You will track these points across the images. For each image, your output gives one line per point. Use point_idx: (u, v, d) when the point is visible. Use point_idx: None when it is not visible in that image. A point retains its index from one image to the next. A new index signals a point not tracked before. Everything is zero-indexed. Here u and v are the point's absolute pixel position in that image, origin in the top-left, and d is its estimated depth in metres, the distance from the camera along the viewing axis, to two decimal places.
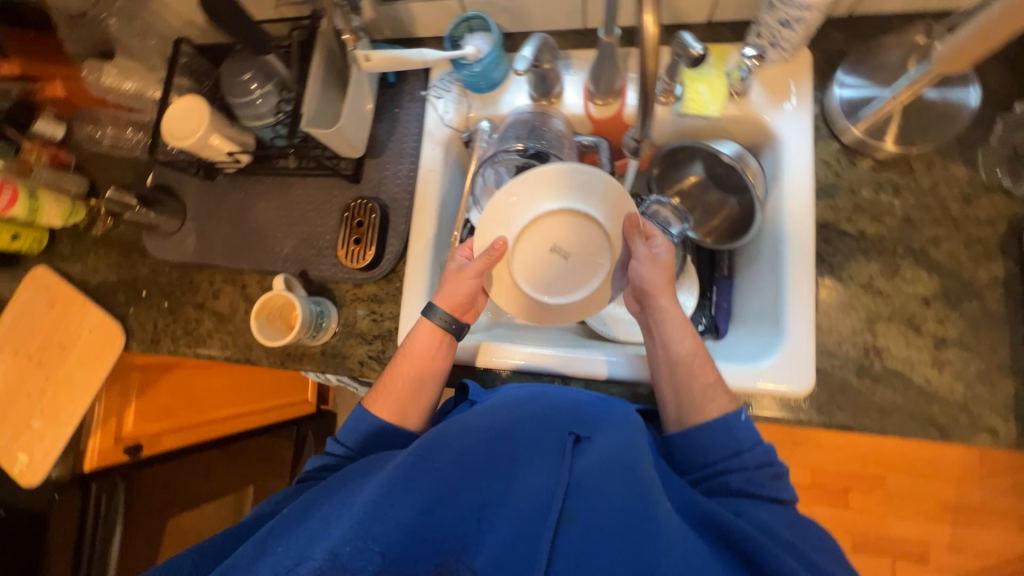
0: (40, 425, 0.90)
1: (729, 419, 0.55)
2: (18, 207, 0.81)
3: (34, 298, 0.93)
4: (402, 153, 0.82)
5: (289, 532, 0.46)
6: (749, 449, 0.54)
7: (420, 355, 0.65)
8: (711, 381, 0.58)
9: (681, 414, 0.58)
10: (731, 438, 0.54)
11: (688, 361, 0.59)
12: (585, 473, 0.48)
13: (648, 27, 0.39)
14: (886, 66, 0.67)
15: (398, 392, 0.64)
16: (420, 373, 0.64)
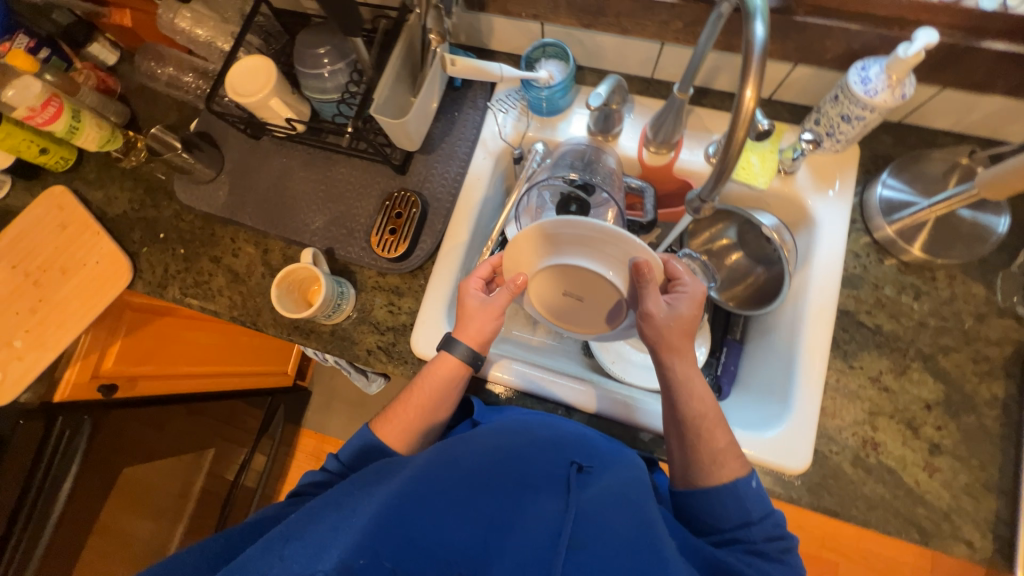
0: (22, 345, 0.86)
1: (740, 487, 0.56)
2: (59, 123, 0.80)
3: (44, 215, 0.90)
4: (453, 156, 0.83)
5: (298, 537, 0.46)
6: (759, 521, 0.55)
7: (436, 388, 0.65)
8: (720, 447, 0.58)
9: (689, 474, 0.59)
10: (738, 505, 0.55)
11: (696, 423, 0.59)
12: (589, 504, 0.51)
13: (746, 101, 0.41)
14: (927, 178, 0.71)
15: (407, 421, 0.63)
16: (432, 405, 0.64)
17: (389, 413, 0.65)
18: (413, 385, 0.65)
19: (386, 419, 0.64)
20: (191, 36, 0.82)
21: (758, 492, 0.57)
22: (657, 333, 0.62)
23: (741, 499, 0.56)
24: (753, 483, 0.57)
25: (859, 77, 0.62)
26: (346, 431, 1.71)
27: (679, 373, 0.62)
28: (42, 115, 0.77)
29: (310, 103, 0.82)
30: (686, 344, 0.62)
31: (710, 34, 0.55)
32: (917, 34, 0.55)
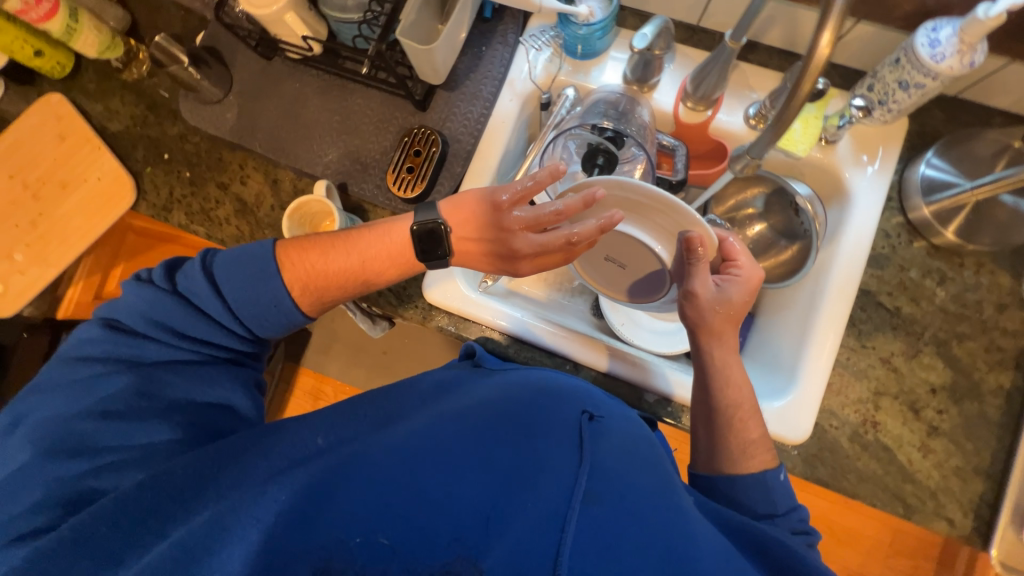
0: (24, 259, 0.84)
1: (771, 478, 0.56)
2: (55, 22, 0.73)
3: (41, 126, 0.85)
4: (478, 95, 0.78)
5: (291, 475, 0.46)
6: (784, 514, 0.55)
7: (372, 253, 0.61)
8: (753, 438, 0.59)
9: (714, 459, 0.60)
10: (767, 498, 0.55)
11: (731, 412, 0.60)
12: (602, 461, 0.52)
13: (821, 47, 0.37)
14: (973, 159, 0.68)
15: (321, 268, 0.58)
16: (360, 265, 0.61)
17: (301, 244, 0.59)
18: (349, 236, 0.62)
19: (295, 249, 0.58)
20: None
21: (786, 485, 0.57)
22: (700, 316, 0.62)
23: (770, 488, 0.56)
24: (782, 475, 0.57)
25: (927, 39, 0.58)
26: (345, 373, 1.74)
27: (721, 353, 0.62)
28: (36, 11, 0.72)
29: (327, 22, 0.76)
30: (728, 329, 0.62)
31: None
32: None
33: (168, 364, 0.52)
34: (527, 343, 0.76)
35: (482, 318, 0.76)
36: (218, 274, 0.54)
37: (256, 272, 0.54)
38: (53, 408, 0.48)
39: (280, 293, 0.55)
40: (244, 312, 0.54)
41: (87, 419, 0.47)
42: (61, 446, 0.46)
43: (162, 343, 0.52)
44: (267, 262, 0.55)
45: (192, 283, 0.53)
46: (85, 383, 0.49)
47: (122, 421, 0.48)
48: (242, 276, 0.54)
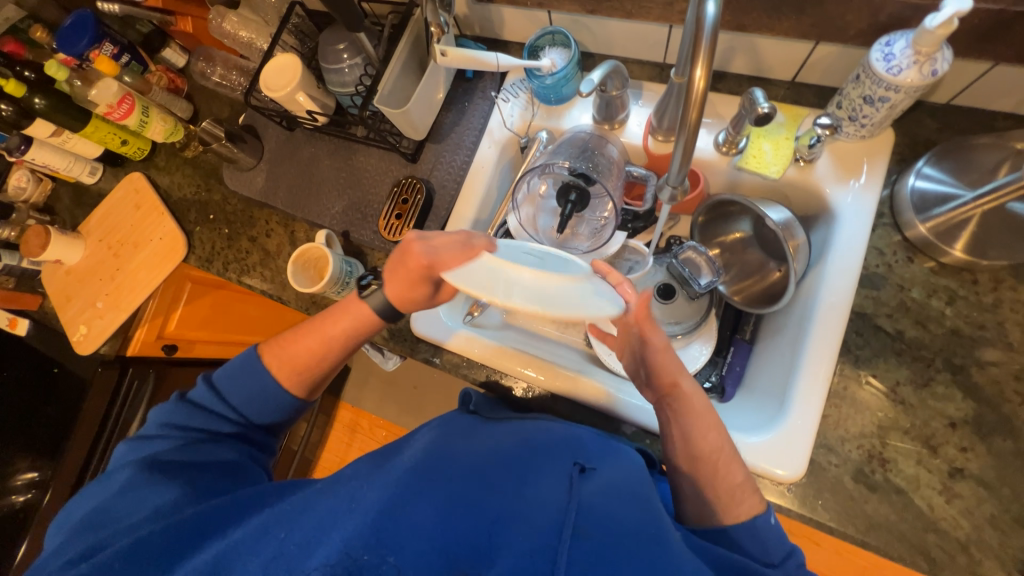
0: (103, 305, 1.02)
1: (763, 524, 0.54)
2: (132, 118, 0.93)
3: (125, 198, 1.06)
4: (461, 145, 0.86)
5: (293, 519, 0.51)
6: (779, 563, 0.52)
7: (331, 331, 0.72)
8: (737, 482, 0.57)
9: (703, 512, 0.57)
10: (759, 545, 0.52)
11: (711, 460, 0.58)
12: (589, 498, 0.53)
13: (697, 81, 0.40)
14: (975, 169, 0.62)
15: (295, 351, 0.70)
16: (328, 344, 0.71)
17: (280, 340, 0.72)
18: (312, 322, 0.73)
19: (274, 345, 0.72)
20: (237, 39, 0.92)
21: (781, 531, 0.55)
22: (654, 354, 0.64)
23: (760, 536, 0.53)
24: (772, 519, 0.55)
25: (881, 53, 0.56)
26: (379, 406, 1.84)
27: (685, 399, 0.62)
28: (118, 111, 0.91)
29: (334, 96, 0.89)
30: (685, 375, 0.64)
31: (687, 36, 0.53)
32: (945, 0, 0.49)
33: (179, 448, 0.63)
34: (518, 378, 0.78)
35: (464, 351, 0.79)
36: (224, 378, 0.69)
37: (250, 371, 0.68)
38: (93, 501, 0.59)
39: (270, 384, 0.68)
40: (244, 399, 0.68)
41: (121, 496, 0.58)
42: (101, 525, 0.57)
43: (180, 433, 0.65)
44: (252, 362, 0.69)
45: (206, 392, 0.68)
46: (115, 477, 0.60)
47: (142, 490, 0.58)
48: (235, 374, 0.69)
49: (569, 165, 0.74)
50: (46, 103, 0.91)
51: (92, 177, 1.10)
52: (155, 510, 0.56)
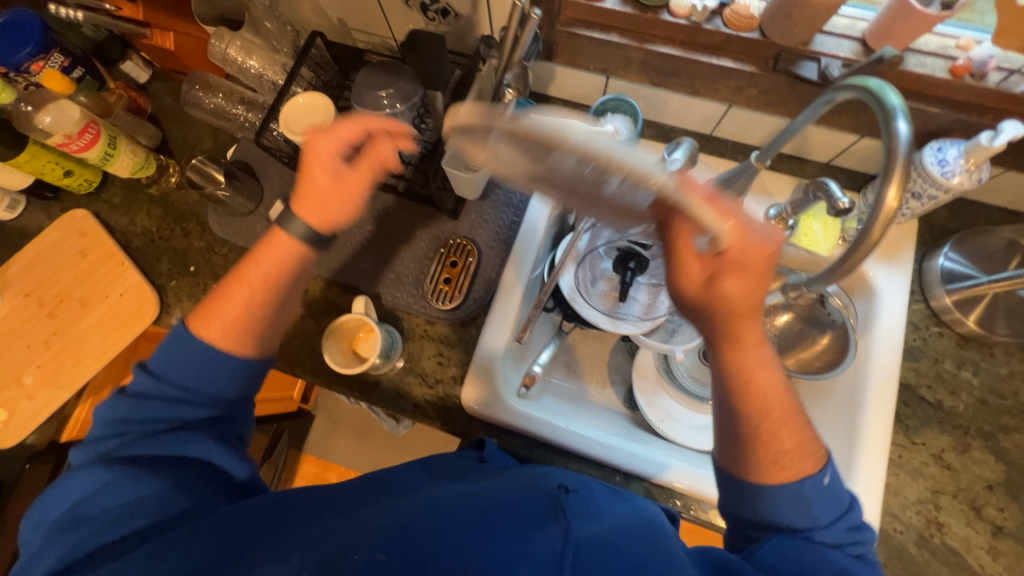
0: (33, 383, 0.79)
1: (807, 488, 0.50)
2: (94, 150, 0.74)
3: (65, 242, 0.84)
4: (509, 203, 0.81)
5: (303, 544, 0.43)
6: (825, 525, 0.50)
7: (262, 279, 0.58)
8: (785, 449, 0.52)
9: (736, 465, 0.54)
10: (803, 510, 0.50)
11: (762, 417, 0.52)
12: (587, 540, 0.49)
13: (886, 200, 0.39)
14: (989, 257, 0.71)
15: (224, 311, 0.56)
16: (262, 290, 0.57)
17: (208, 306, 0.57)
18: (248, 261, 0.59)
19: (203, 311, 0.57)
20: (239, 65, 0.78)
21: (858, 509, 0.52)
22: (718, 309, 0.53)
23: (807, 498, 0.50)
24: (825, 480, 0.51)
25: (934, 158, 0.63)
26: (350, 457, 1.66)
27: (762, 356, 0.54)
28: (77, 143, 0.72)
29: None
30: (749, 331, 0.54)
31: (806, 116, 0.53)
32: (1002, 124, 0.56)
33: (150, 435, 0.52)
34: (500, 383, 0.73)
35: (523, 428, 0.73)
36: (174, 344, 0.54)
37: (199, 335, 0.54)
38: (61, 495, 0.49)
39: (204, 350, 0.54)
40: (189, 377, 0.54)
41: (90, 493, 0.48)
42: (63, 535, 0.46)
43: (152, 412, 0.52)
44: (190, 334, 0.54)
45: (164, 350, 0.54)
46: (84, 476, 0.49)
47: (116, 487, 0.48)
48: (178, 353, 0.54)
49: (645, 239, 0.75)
50: None
51: (10, 213, 0.86)
52: (131, 520, 0.47)
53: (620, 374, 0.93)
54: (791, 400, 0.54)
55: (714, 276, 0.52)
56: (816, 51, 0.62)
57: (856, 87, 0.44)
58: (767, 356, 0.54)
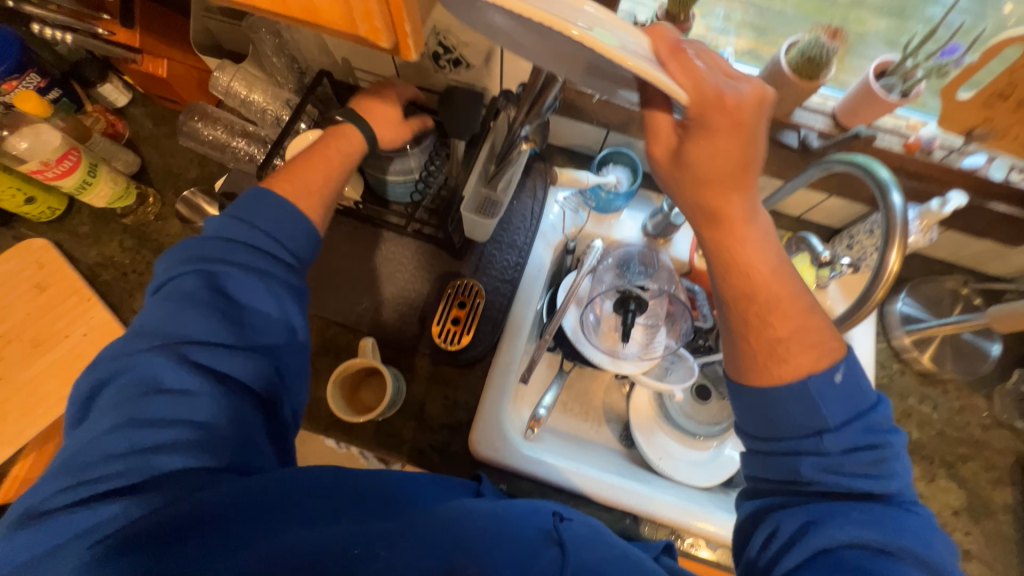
0: None
1: (813, 387, 0.45)
2: (71, 178, 0.69)
3: (19, 275, 0.76)
4: (513, 245, 0.82)
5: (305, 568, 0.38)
6: (835, 429, 0.44)
7: (333, 156, 0.60)
8: (780, 337, 0.47)
9: (740, 361, 0.49)
10: (811, 409, 0.44)
11: (755, 298, 0.48)
12: None
13: (891, 262, 0.46)
14: (937, 303, 0.81)
15: (307, 176, 0.57)
16: (337, 167, 0.60)
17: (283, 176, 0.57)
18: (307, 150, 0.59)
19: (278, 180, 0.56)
20: (240, 98, 0.76)
21: (887, 418, 0.45)
22: (691, 180, 0.46)
23: (815, 399, 0.44)
24: (837, 379, 0.45)
25: None
26: None
27: (749, 227, 0.48)
28: (54, 169, 0.67)
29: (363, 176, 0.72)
30: (731, 193, 0.46)
31: (796, 182, 0.62)
32: (950, 194, 0.65)
33: (218, 349, 0.47)
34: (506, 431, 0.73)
35: (539, 475, 0.72)
36: (236, 234, 0.51)
37: (276, 210, 0.53)
38: (113, 397, 0.45)
39: (285, 210, 0.53)
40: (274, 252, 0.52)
41: (154, 396, 0.44)
42: (123, 448, 0.42)
43: (214, 322, 0.48)
44: (263, 193, 0.53)
45: (225, 229, 0.51)
46: (147, 375, 0.45)
47: (193, 400, 0.45)
48: (267, 222, 0.52)
49: (651, 287, 0.80)
50: None
51: None
52: (192, 443, 0.44)
53: (615, 412, 0.94)
54: (786, 277, 0.48)
55: (683, 142, 0.45)
56: (796, 123, 0.70)
57: (847, 163, 0.52)
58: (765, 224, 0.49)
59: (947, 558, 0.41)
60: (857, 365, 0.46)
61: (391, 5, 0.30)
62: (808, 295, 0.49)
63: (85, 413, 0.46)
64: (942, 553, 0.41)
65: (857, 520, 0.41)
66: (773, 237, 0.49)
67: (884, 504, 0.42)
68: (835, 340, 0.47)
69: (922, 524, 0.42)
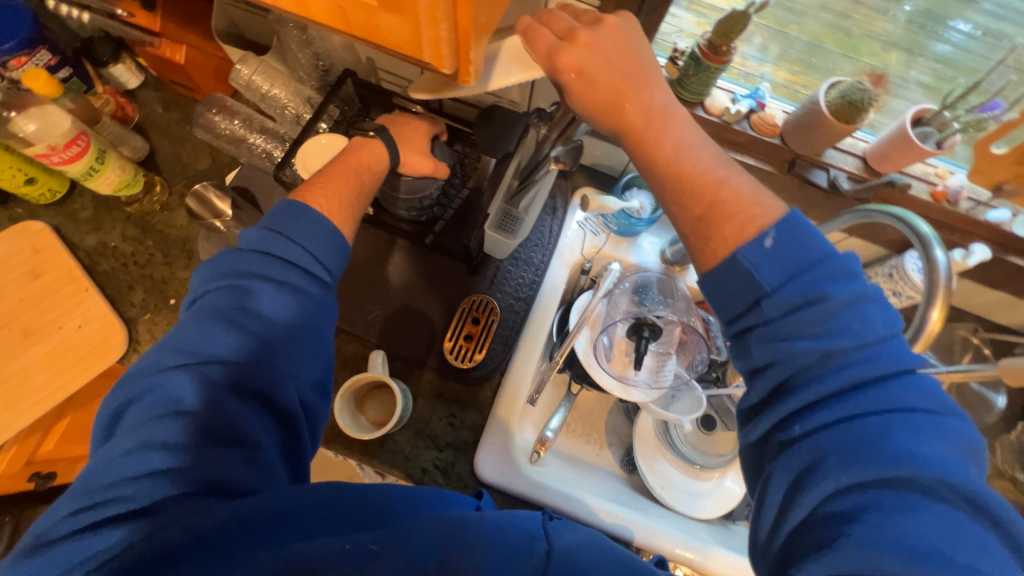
0: None
1: (742, 258, 0.42)
2: (79, 163, 0.66)
3: (13, 256, 0.73)
4: (530, 262, 0.80)
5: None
6: (775, 290, 0.41)
7: (356, 167, 0.58)
8: (701, 216, 0.44)
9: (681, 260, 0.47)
10: (740, 286, 0.42)
11: (670, 180, 0.46)
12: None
13: (930, 320, 0.46)
14: (947, 350, 0.82)
15: (340, 185, 0.56)
16: (369, 178, 0.59)
17: (311, 185, 0.56)
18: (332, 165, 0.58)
19: (309, 190, 0.55)
20: (260, 92, 0.74)
21: (835, 270, 0.41)
22: (590, 105, 0.46)
23: (749, 270, 0.42)
24: (769, 243, 0.41)
25: (915, 264, 0.71)
26: None
27: (647, 113, 0.46)
28: (61, 155, 0.64)
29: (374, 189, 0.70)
30: (616, 103, 0.46)
31: (828, 226, 0.63)
32: (975, 246, 0.66)
33: (237, 368, 0.44)
34: (513, 448, 0.72)
35: (543, 502, 0.70)
36: (272, 245, 0.49)
37: (308, 219, 0.51)
38: (132, 417, 0.43)
39: (318, 223, 0.51)
40: (304, 265, 0.50)
41: (169, 418, 0.42)
42: (137, 470, 0.40)
43: (237, 338, 0.45)
44: (298, 206, 0.51)
45: (259, 241, 0.49)
46: (167, 395, 0.43)
47: (208, 422, 0.42)
48: (293, 227, 0.50)
49: (667, 316, 0.78)
50: None
51: None
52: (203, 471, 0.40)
53: (617, 435, 0.93)
54: (694, 150, 0.46)
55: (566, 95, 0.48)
56: (827, 162, 0.69)
57: (886, 215, 0.53)
58: (659, 98, 0.47)
59: (961, 467, 0.36)
60: (795, 227, 0.42)
61: (459, 27, 0.28)
62: (719, 160, 0.46)
63: (104, 433, 0.44)
64: (949, 460, 0.35)
65: (831, 440, 0.38)
66: (685, 117, 0.47)
67: (888, 422, 0.37)
68: (766, 209, 0.43)
69: (898, 407, 0.38)
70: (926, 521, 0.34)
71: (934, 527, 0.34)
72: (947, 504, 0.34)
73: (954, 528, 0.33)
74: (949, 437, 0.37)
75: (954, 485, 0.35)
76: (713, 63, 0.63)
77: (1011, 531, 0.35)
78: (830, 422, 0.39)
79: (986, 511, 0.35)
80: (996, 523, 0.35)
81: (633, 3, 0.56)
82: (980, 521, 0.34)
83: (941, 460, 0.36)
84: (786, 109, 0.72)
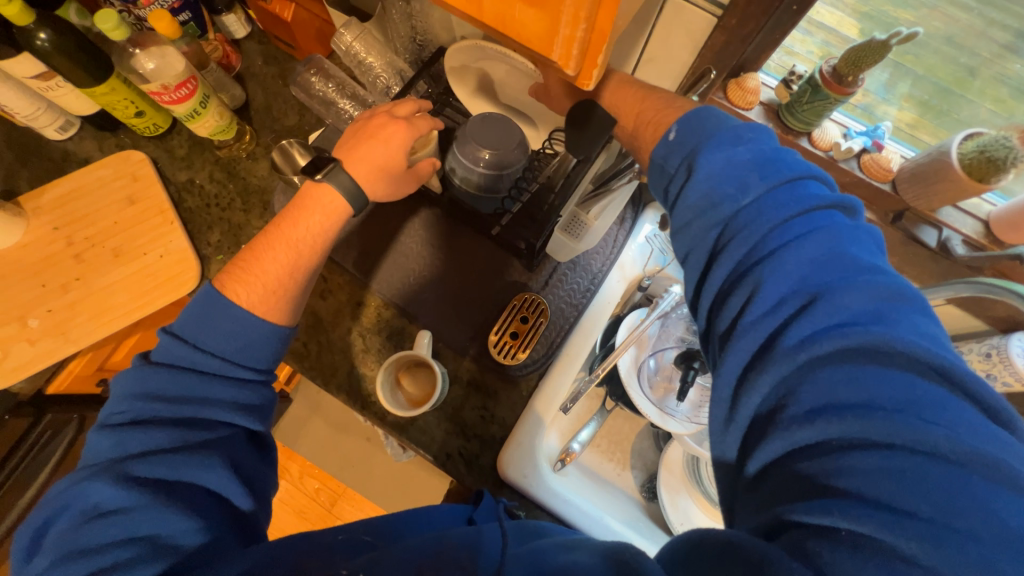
0: (37, 327, 0.73)
1: (655, 156, 0.50)
2: (185, 104, 0.70)
3: (115, 180, 0.79)
4: (589, 271, 0.78)
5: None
6: (675, 171, 0.48)
7: (288, 242, 0.58)
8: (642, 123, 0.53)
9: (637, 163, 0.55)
10: (660, 175, 0.50)
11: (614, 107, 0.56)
12: None
13: None
14: None
15: (268, 272, 0.56)
16: (305, 252, 0.58)
17: (243, 273, 0.56)
18: (270, 234, 0.59)
19: (232, 281, 0.56)
20: (357, 60, 0.75)
21: (735, 137, 0.46)
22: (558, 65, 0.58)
23: (660, 160, 0.50)
24: (670, 134, 0.49)
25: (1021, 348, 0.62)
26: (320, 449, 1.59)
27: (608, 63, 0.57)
28: (171, 95, 0.67)
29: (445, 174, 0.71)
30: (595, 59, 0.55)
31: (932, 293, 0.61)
32: None
33: (165, 458, 0.45)
34: (535, 446, 0.72)
35: (559, 512, 0.70)
36: (185, 353, 0.50)
37: (228, 316, 0.52)
38: (57, 532, 0.42)
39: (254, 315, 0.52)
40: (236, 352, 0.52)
41: (95, 523, 0.42)
42: None
43: (167, 431, 0.46)
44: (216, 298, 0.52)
45: (174, 348, 0.50)
46: (91, 501, 0.43)
47: (130, 519, 0.42)
48: (212, 323, 0.51)
49: None
50: (56, 42, 0.62)
51: (60, 134, 0.81)
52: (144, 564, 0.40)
53: (641, 460, 0.90)
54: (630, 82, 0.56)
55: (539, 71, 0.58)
56: (941, 221, 0.64)
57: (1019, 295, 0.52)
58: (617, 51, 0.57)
59: (865, 317, 0.36)
60: (695, 115, 0.49)
61: (595, 30, 0.27)
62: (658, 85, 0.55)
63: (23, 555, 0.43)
64: (849, 309, 0.36)
65: (742, 326, 0.40)
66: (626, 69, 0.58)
67: (781, 284, 0.39)
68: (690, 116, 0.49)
69: (785, 263, 0.39)
70: (819, 379, 0.35)
71: (822, 371, 0.35)
72: (841, 351, 0.35)
73: (840, 372, 0.34)
74: (858, 284, 0.37)
75: (844, 330, 0.36)
76: (834, 93, 0.57)
77: (925, 355, 0.34)
78: (739, 305, 0.41)
79: (890, 350, 0.34)
80: (900, 352, 0.34)
81: (761, 18, 0.51)
82: (898, 366, 0.34)
83: (833, 310, 0.36)
84: (903, 155, 0.66)
